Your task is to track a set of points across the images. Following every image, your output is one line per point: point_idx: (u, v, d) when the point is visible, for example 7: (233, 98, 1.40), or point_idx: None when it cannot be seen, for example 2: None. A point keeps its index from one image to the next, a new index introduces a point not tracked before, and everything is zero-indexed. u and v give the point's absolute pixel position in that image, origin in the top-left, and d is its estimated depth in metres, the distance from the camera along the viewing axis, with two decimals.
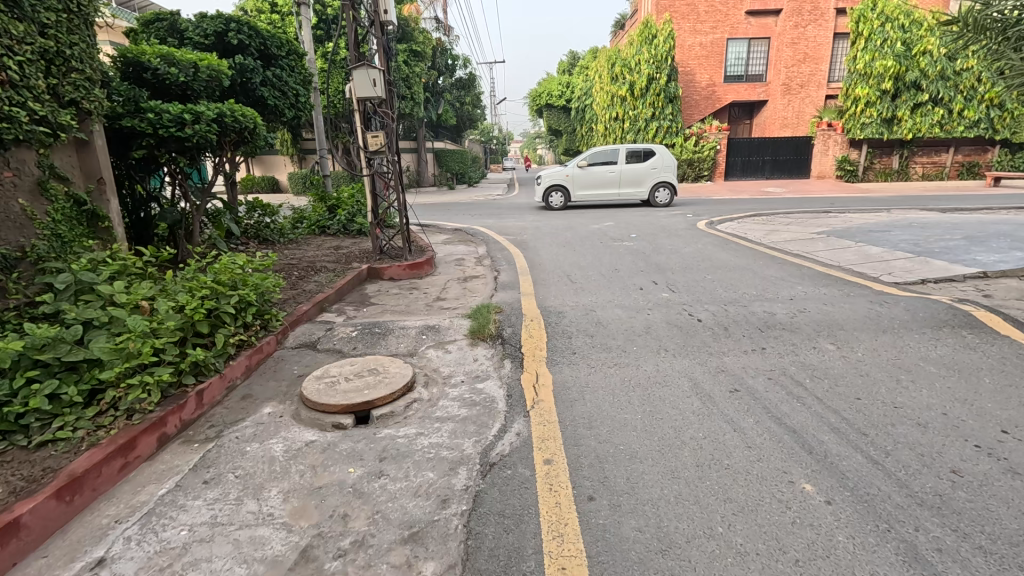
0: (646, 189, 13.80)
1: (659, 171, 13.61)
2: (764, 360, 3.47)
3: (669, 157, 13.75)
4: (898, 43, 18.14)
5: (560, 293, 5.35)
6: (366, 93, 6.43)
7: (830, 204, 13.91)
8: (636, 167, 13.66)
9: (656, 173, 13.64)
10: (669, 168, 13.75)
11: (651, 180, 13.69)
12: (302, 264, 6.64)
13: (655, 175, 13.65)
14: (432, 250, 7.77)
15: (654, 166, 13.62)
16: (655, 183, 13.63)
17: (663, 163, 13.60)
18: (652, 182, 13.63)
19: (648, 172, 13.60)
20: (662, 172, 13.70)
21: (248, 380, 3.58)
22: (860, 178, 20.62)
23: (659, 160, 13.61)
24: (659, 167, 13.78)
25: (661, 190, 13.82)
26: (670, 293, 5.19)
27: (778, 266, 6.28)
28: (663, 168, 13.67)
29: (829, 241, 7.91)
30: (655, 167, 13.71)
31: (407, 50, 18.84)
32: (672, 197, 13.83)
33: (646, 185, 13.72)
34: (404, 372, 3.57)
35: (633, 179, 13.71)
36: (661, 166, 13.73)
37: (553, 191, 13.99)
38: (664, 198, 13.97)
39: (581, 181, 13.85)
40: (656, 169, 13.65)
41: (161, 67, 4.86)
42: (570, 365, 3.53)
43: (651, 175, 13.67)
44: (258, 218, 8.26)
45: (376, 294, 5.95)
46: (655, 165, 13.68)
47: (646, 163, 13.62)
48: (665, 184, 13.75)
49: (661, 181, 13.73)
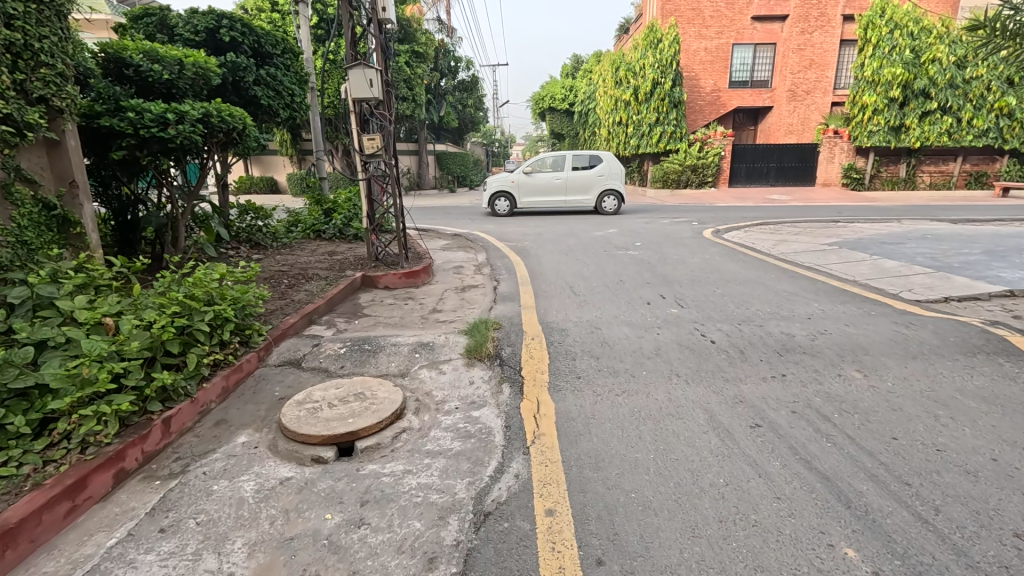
0: (592, 197, 13.61)
1: (607, 178, 13.43)
2: (785, 389, 3.18)
3: (615, 165, 13.59)
4: (907, 50, 17.95)
5: (562, 307, 5.06)
6: (363, 93, 6.15)
7: (838, 212, 13.64)
8: (582, 174, 13.47)
9: (603, 181, 13.46)
10: (617, 175, 13.56)
11: (597, 188, 13.51)
12: (293, 271, 6.36)
13: (601, 182, 13.46)
14: (430, 257, 7.49)
15: (601, 174, 13.43)
16: (602, 191, 13.45)
17: (609, 170, 13.43)
18: (599, 189, 13.45)
19: (594, 179, 13.41)
20: (609, 180, 13.51)
21: (224, 403, 3.29)
22: (867, 186, 20.39)
23: (606, 168, 13.43)
24: (606, 175, 13.62)
25: (608, 198, 13.63)
26: (679, 309, 4.90)
27: (791, 280, 5.99)
28: (610, 176, 13.49)
29: (841, 253, 7.62)
30: (602, 175, 13.52)
31: (408, 51, 18.57)
32: (619, 205, 13.66)
33: (593, 192, 13.52)
34: (393, 397, 3.28)
35: (580, 186, 13.52)
36: (608, 173, 13.55)
37: (497, 197, 13.78)
38: (612, 206, 13.79)
39: (527, 188, 13.66)
40: (603, 176, 13.46)
41: (144, 64, 4.59)
42: (574, 392, 3.23)
43: (598, 182, 13.50)
44: (250, 221, 8.00)
45: (370, 305, 5.67)
46: (601, 172, 13.50)
47: (592, 170, 13.45)
48: (612, 192, 13.57)
49: (608, 188, 13.55)
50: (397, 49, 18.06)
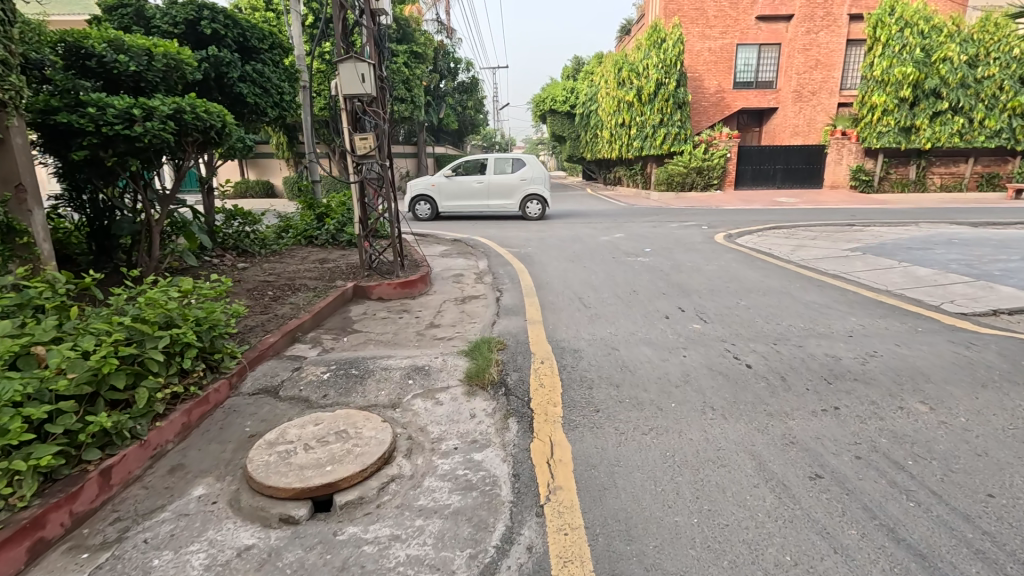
0: (515, 201, 13.09)
1: (529, 182, 12.92)
2: (842, 428, 2.70)
3: (539, 169, 13.05)
4: (917, 49, 17.52)
5: (572, 322, 4.59)
6: (354, 89, 5.68)
7: (852, 215, 13.21)
8: (504, 178, 12.98)
9: (525, 185, 12.94)
10: (540, 179, 13.04)
11: (520, 192, 12.99)
12: (281, 281, 5.89)
13: (524, 187, 12.95)
14: (427, 264, 7.04)
15: (524, 178, 12.94)
16: (525, 195, 12.92)
17: (532, 174, 12.93)
18: (521, 194, 12.94)
19: (516, 184, 12.90)
20: (532, 184, 12.99)
21: (184, 443, 2.82)
22: (876, 188, 19.90)
23: (529, 171, 12.95)
24: (530, 179, 13.08)
25: (532, 202, 13.08)
26: (701, 325, 4.42)
27: (819, 290, 5.53)
28: (534, 180, 12.98)
29: (866, 259, 7.16)
30: (525, 179, 13.03)
31: (406, 52, 18.13)
32: (541, 211, 13.06)
33: (516, 197, 13.02)
34: (380, 436, 2.80)
35: (502, 190, 13.01)
36: (531, 177, 13.05)
37: (417, 201, 13.36)
38: (536, 211, 13.22)
39: (447, 192, 13.17)
40: (526, 180, 12.96)
41: (108, 55, 4.16)
42: (593, 431, 2.75)
43: (519, 187, 12.97)
44: (238, 227, 7.54)
45: (361, 319, 5.21)
46: (525, 176, 13.02)
47: (514, 173, 12.97)
48: (535, 197, 13.03)
49: (531, 193, 13.01)
50: (394, 49, 17.61)
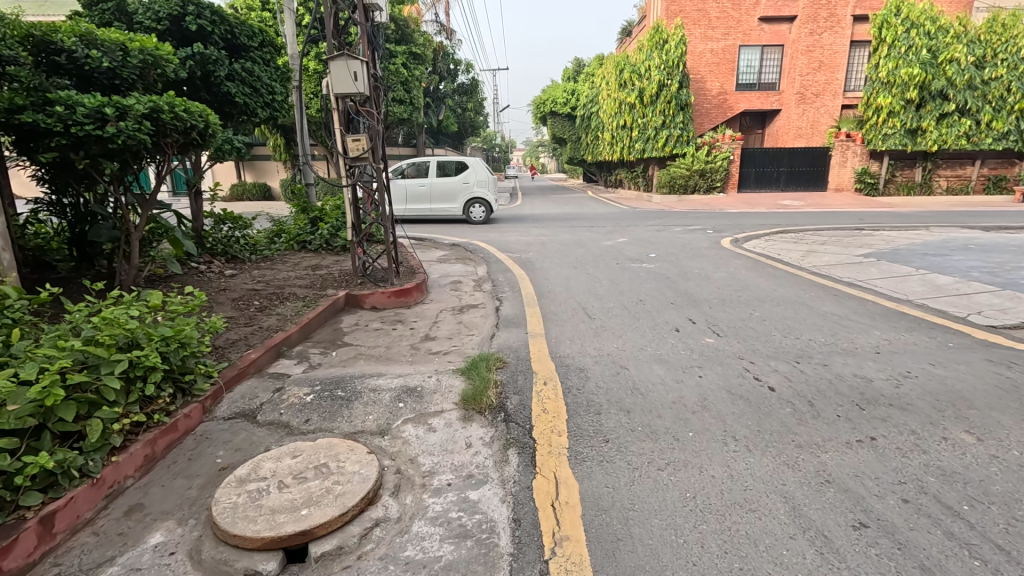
0: (459, 205, 12.96)
1: (473, 185, 12.79)
2: (882, 463, 2.40)
3: (482, 172, 12.99)
4: (924, 50, 17.25)
5: (576, 336, 4.30)
6: (346, 88, 5.37)
7: (860, 219, 12.94)
8: (447, 181, 12.80)
9: (467, 189, 12.82)
10: (483, 183, 12.94)
11: (464, 196, 12.86)
12: (269, 290, 5.60)
13: (467, 190, 12.82)
14: (424, 271, 6.73)
15: (467, 181, 12.80)
16: (470, 199, 12.81)
17: (475, 177, 12.81)
18: (465, 198, 12.81)
19: (460, 187, 12.77)
20: (475, 187, 12.87)
21: (147, 477, 2.53)
22: (881, 191, 19.60)
23: (473, 174, 12.84)
24: (472, 182, 12.98)
25: (476, 206, 13.00)
26: (715, 339, 4.13)
27: (836, 300, 5.25)
28: (476, 183, 12.86)
29: (881, 266, 6.88)
30: (468, 182, 12.90)
31: (406, 53, 17.84)
32: (486, 215, 13.01)
33: (460, 200, 12.88)
34: (364, 472, 2.49)
35: (446, 193, 12.84)
36: (474, 180, 12.95)
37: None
38: (479, 214, 13.14)
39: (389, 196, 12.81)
40: (469, 184, 12.82)
41: (78, 50, 3.88)
42: (604, 466, 2.46)
43: (463, 190, 12.84)
44: (228, 232, 7.26)
45: (353, 331, 4.91)
46: (468, 179, 12.87)
47: (457, 176, 12.81)
48: (479, 201, 12.95)
49: (474, 196, 12.91)
50: (393, 50, 17.34)
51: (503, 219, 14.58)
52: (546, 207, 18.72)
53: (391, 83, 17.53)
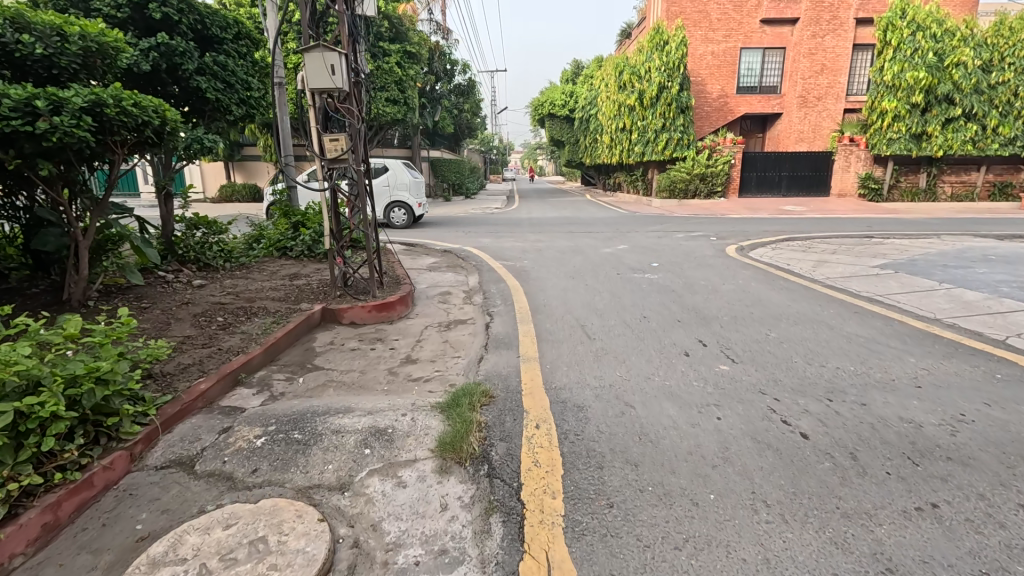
0: (379, 209, 12.57)
1: (394, 189, 12.41)
2: (953, 544, 1.93)
3: (402, 175, 12.59)
4: (930, 53, 16.87)
5: (573, 362, 3.83)
6: (322, 83, 4.89)
7: (868, 226, 12.54)
8: None
9: (387, 192, 12.42)
10: (405, 185, 12.55)
11: (384, 200, 12.46)
12: (238, 303, 5.11)
13: (387, 194, 12.42)
14: (409, 281, 6.24)
15: (387, 184, 12.40)
16: (390, 203, 12.44)
17: (395, 180, 12.41)
18: (386, 201, 12.41)
19: (380, 191, 12.34)
20: (397, 190, 12.49)
21: (43, 549, 2.05)
22: (885, 197, 19.23)
23: (392, 177, 12.42)
24: (393, 185, 12.56)
25: (398, 209, 12.62)
26: (729, 367, 3.66)
27: (859, 319, 4.80)
28: (397, 186, 12.47)
29: (900, 279, 6.44)
30: (389, 185, 12.47)
31: (400, 51, 17.39)
32: (408, 219, 12.69)
33: (380, 204, 12.45)
34: (311, 550, 2.00)
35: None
36: (395, 183, 12.55)
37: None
38: (401, 218, 12.75)
39: None
40: (389, 187, 12.42)
41: (6, 34, 3.38)
42: (608, 544, 1.98)
43: (384, 194, 12.41)
44: (201, 237, 6.79)
45: (326, 351, 4.43)
46: (388, 182, 12.44)
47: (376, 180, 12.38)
48: (400, 205, 12.59)
49: (395, 200, 12.54)
50: (386, 48, 16.90)
51: (498, 223, 14.15)
52: (544, 211, 18.24)
53: (384, 82, 17.09)
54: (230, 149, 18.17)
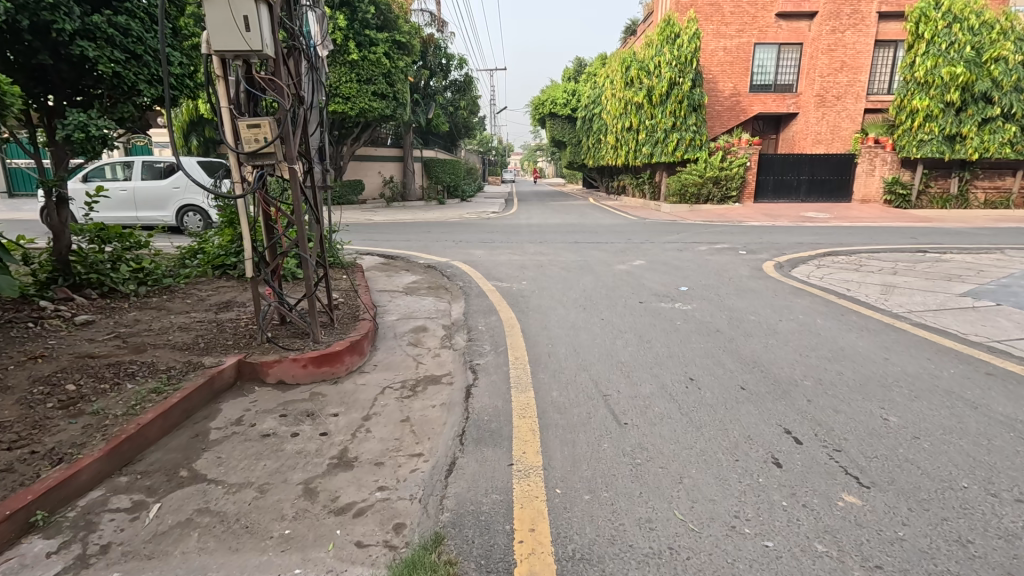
0: (170, 213, 10.19)
1: (185, 190, 10.13)
2: None
3: (198, 172, 10.15)
4: (967, 47, 15.53)
5: (599, 484, 2.37)
6: (230, 45, 3.38)
7: (913, 236, 11.12)
8: (153, 185, 10.18)
9: (177, 194, 10.11)
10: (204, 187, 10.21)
11: (176, 202, 10.14)
12: (117, 355, 3.64)
13: (176, 196, 10.10)
14: (370, 315, 4.79)
15: (177, 185, 10.10)
16: (178, 206, 10.08)
17: (188, 180, 10.11)
18: (173, 204, 10.12)
19: (167, 192, 10.09)
20: (192, 192, 10.17)
21: None
22: (913, 204, 17.74)
23: (184, 176, 10.11)
24: (188, 186, 10.21)
25: (192, 213, 10.20)
26: (860, 499, 2.21)
27: (1002, 386, 3.35)
28: (190, 187, 10.15)
29: (1009, 314, 4.97)
30: (183, 186, 10.22)
31: (389, 41, 15.91)
32: (204, 224, 10.20)
33: (170, 208, 10.18)
34: None
35: (153, 200, 10.22)
36: (189, 183, 10.17)
37: None
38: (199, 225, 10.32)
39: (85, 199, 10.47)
40: (181, 188, 10.15)
41: None
42: None
43: (174, 196, 10.14)
44: (112, 252, 5.37)
45: (223, 443, 2.93)
46: (180, 182, 10.16)
47: (167, 180, 10.18)
48: (194, 208, 10.16)
49: (189, 203, 10.15)
50: (373, 37, 15.37)
51: (494, 230, 12.68)
52: (547, 216, 16.76)
53: (371, 73, 15.55)
54: (205, 144, 16.82)
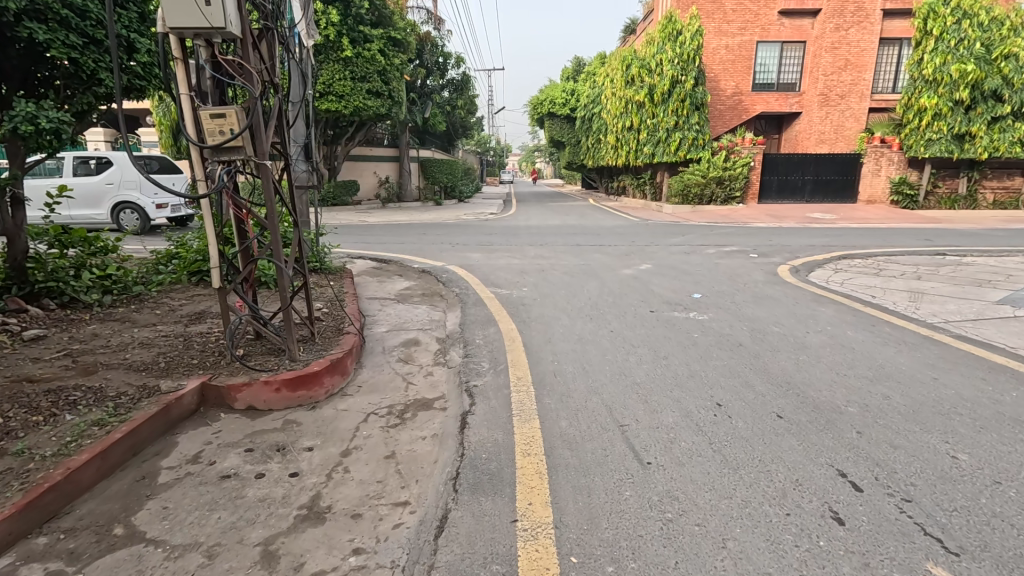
0: (104, 211, 10.19)
1: (117, 187, 10.14)
2: None
3: (130, 169, 10.20)
4: (976, 44, 15.15)
5: (623, 551, 1.93)
6: (190, 22, 2.94)
7: (928, 238, 10.71)
8: (84, 183, 10.10)
9: (111, 191, 10.14)
10: (136, 183, 10.25)
11: (110, 200, 10.19)
12: (62, 377, 3.19)
13: (110, 193, 10.11)
14: (355, 328, 4.33)
15: (110, 182, 10.13)
16: (111, 203, 10.10)
17: (120, 177, 10.14)
18: (107, 201, 10.12)
19: (99, 189, 10.08)
20: (125, 189, 10.20)
21: None
22: (921, 204, 17.36)
23: (115, 172, 10.14)
24: (120, 183, 10.21)
25: (126, 211, 10.25)
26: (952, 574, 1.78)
27: None
28: (123, 184, 10.19)
29: None
30: (115, 183, 10.20)
31: (383, 37, 15.42)
32: (140, 221, 10.30)
33: (103, 205, 10.17)
34: None
35: (85, 197, 10.17)
36: (120, 179, 10.17)
37: None
38: (134, 222, 10.35)
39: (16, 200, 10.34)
40: (115, 185, 10.18)
41: None
42: None
43: (106, 193, 10.13)
44: (77, 260, 4.93)
45: (172, 489, 2.46)
46: (111, 179, 10.14)
47: (98, 177, 10.14)
48: (129, 205, 10.23)
49: (124, 201, 10.22)
50: (368, 33, 14.91)
51: (492, 231, 12.26)
52: (546, 217, 16.39)
53: (365, 71, 15.07)
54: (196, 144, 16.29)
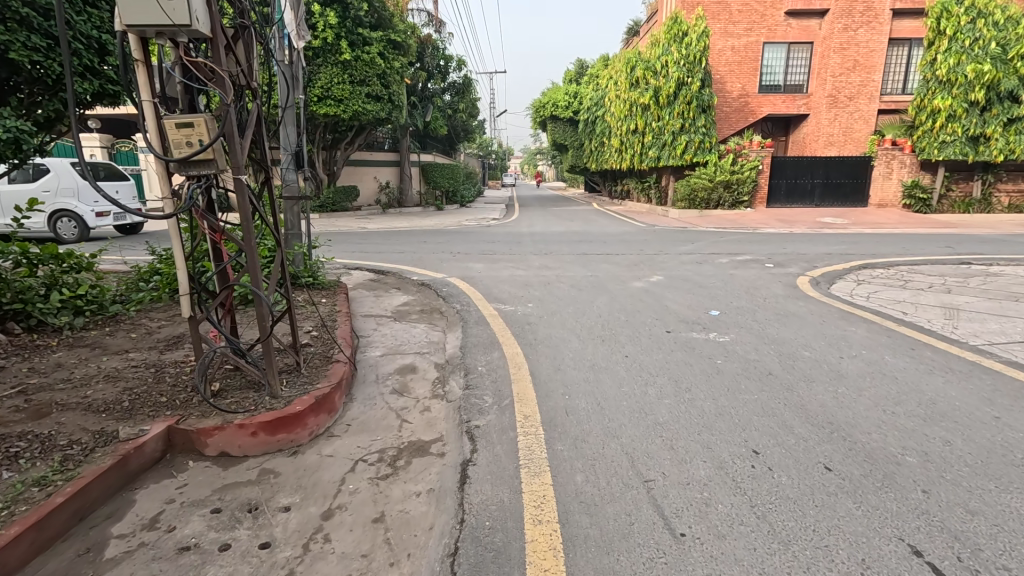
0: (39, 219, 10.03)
1: (54, 194, 9.98)
2: None
3: (68, 176, 10.06)
4: (992, 43, 14.72)
5: None
6: (149, 19, 2.57)
7: (951, 244, 10.28)
8: (21, 189, 9.99)
9: (48, 199, 9.95)
10: (73, 190, 10.08)
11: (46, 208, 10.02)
12: (9, 422, 2.83)
13: (47, 201, 9.96)
14: (346, 355, 3.94)
15: (47, 190, 9.97)
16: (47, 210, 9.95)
17: (58, 184, 9.97)
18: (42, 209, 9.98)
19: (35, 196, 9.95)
20: (61, 197, 10.04)
21: None
22: (934, 208, 16.89)
23: (51, 180, 9.98)
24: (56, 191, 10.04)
25: (64, 219, 10.10)
26: None
27: None
28: (61, 192, 10.02)
29: None
30: (51, 191, 10.05)
31: (382, 40, 15.06)
32: (79, 231, 10.15)
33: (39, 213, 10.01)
34: None
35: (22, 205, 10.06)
36: (56, 187, 10.01)
37: None
38: (71, 231, 10.18)
39: None
40: (52, 193, 10.01)
41: None
42: None
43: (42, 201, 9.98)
44: (47, 278, 4.60)
45: (118, 567, 2.09)
46: (47, 187, 9.99)
47: (36, 184, 10.02)
48: (66, 213, 10.06)
49: (60, 209, 10.05)
50: (367, 36, 14.54)
51: (495, 238, 11.90)
52: (551, 223, 16.05)
53: (364, 74, 14.75)
54: None
